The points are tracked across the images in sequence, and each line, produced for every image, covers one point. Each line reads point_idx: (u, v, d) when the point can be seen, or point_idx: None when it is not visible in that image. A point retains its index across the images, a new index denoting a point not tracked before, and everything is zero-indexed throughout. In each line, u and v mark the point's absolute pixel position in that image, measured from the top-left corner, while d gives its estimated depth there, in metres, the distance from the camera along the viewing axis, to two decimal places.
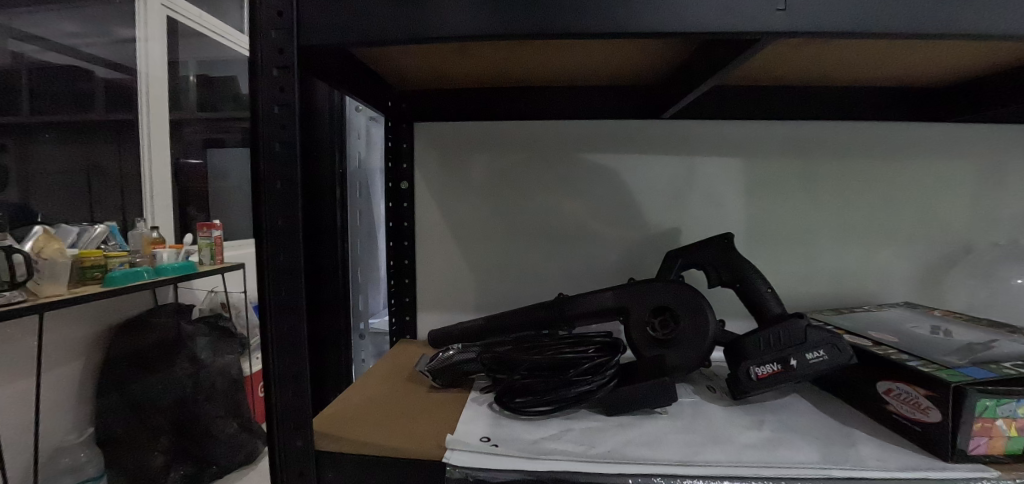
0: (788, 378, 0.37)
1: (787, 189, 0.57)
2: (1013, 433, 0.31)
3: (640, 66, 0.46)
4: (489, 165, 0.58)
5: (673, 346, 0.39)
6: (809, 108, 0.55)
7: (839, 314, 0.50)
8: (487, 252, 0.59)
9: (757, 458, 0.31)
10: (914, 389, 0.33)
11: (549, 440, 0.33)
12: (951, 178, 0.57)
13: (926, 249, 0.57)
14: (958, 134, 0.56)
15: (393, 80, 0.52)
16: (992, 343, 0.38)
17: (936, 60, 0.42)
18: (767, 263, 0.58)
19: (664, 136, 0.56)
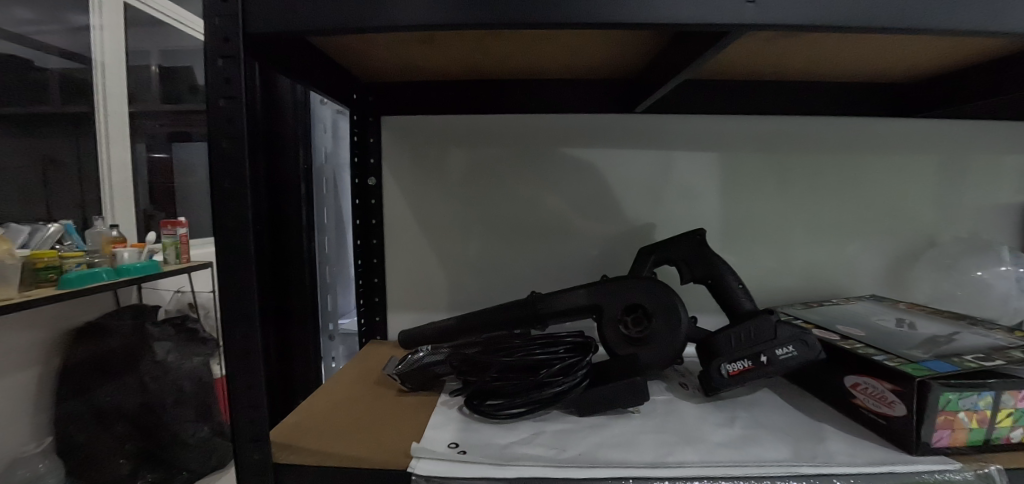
0: (759, 375, 0.37)
1: (759, 184, 0.57)
2: (974, 425, 0.32)
3: (613, 59, 0.46)
4: (464, 163, 0.56)
5: (646, 345, 0.39)
6: (774, 104, 0.56)
7: (808, 308, 0.51)
8: (463, 252, 0.57)
9: (727, 457, 0.31)
10: (880, 383, 0.34)
11: (519, 445, 0.33)
12: (915, 173, 0.58)
13: (891, 242, 0.59)
14: (922, 130, 0.58)
15: (358, 71, 0.50)
16: (953, 336, 0.39)
17: (901, 55, 0.43)
18: (740, 258, 0.58)
19: (639, 131, 0.56)
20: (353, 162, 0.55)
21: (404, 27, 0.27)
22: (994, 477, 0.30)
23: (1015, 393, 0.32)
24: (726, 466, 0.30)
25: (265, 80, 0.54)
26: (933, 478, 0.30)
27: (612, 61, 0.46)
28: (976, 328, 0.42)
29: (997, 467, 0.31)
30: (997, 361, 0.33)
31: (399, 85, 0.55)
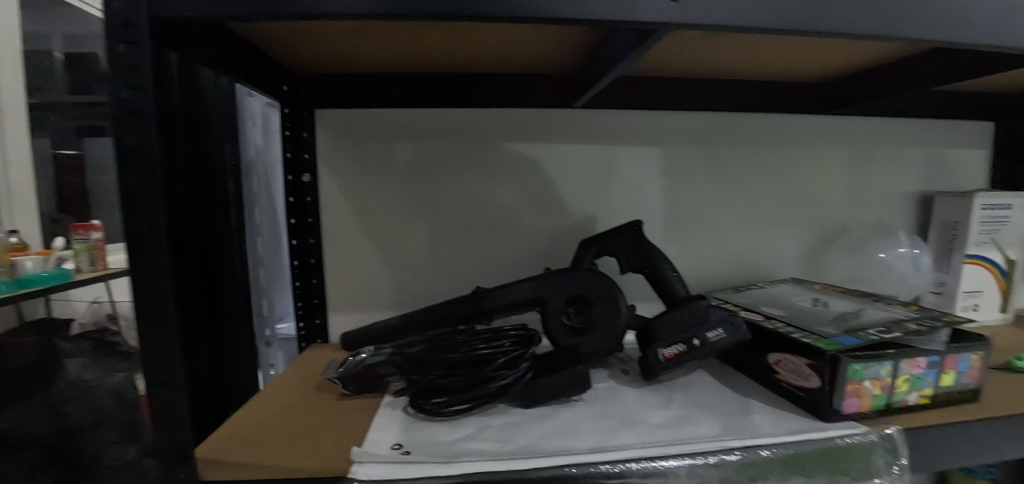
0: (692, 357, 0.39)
1: (693, 176, 0.60)
2: (878, 391, 0.35)
3: (553, 54, 0.46)
4: (408, 158, 0.55)
5: (587, 334, 0.40)
6: (706, 100, 0.59)
7: (737, 292, 0.55)
8: (410, 248, 0.56)
9: (664, 437, 0.32)
10: (798, 358, 0.38)
11: (465, 441, 0.33)
12: (829, 167, 0.64)
13: (809, 229, 0.64)
14: (834, 126, 0.63)
15: (289, 61, 0.47)
16: (859, 312, 0.44)
17: (814, 55, 0.47)
18: (677, 247, 0.61)
19: (582, 128, 0.57)
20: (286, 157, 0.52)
21: (327, 14, 0.26)
22: (895, 438, 0.34)
23: (910, 361, 0.36)
24: (664, 445, 0.31)
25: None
26: (842, 441, 0.33)
27: (552, 56, 0.47)
28: (878, 304, 0.47)
29: (897, 428, 0.34)
30: (894, 333, 0.37)
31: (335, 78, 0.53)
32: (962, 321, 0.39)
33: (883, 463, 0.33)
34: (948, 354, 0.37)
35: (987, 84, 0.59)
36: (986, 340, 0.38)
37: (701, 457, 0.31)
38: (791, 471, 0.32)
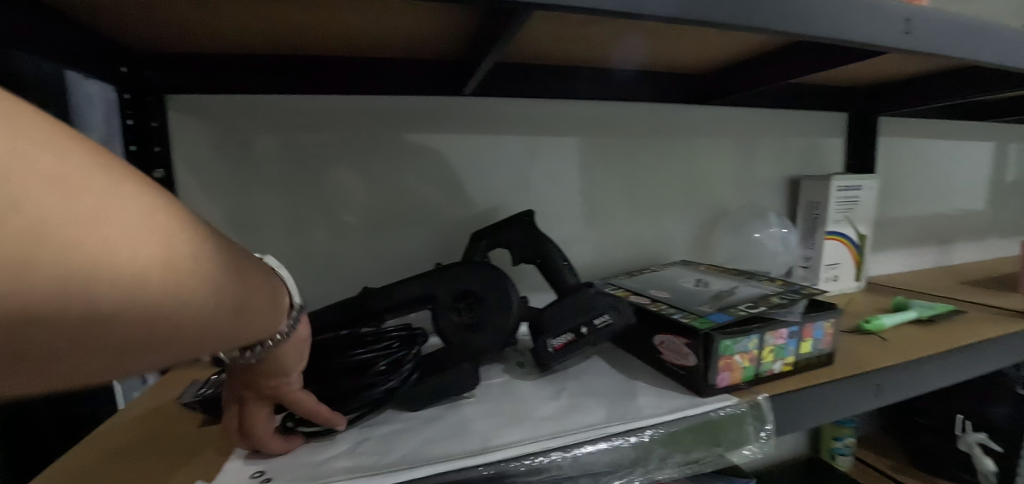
0: (581, 345, 0.39)
1: (587, 164, 0.61)
2: (746, 363, 0.38)
3: (433, 39, 0.44)
4: (289, 147, 0.50)
5: (479, 329, 0.39)
6: (596, 89, 0.59)
7: (630, 277, 0.56)
8: (285, 250, 0.51)
9: (548, 431, 0.32)
10: (678, 338, 0.39)
11: (338, 458, 0.31)
12: (715, 153, 0.68)
13: (695, 213, 0.68)
14: (713, 113, 0.67)
15: (119, 36, 0.40)
16: (733, 289, 0.46)
17: (689, 43, 0.48)
18: (574, 235, 0.62)
19: (477, 115, 0.55)
20: (129, 150, 0.45)
21: None
22: (764, 405, 0.36)
23: (776, 332, 0.39)
24: (551, 438, 0.31)
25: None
26: (718, 413, 0.35)
27: (432, 40, 0.44)
28: (751, 280, 0.50)
29: (766, 395, 0.37)
30: (762, 307, 0.40)
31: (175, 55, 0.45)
32: (817, 292, 0.43)
33: (752, 430, 0.36)
34: (806, 322, 0.40)
35: (834, 76, 0.66)
36: (836, 307, 0.43)
37: (585, 447, 0.31)
38: (671, 448, 0.33)
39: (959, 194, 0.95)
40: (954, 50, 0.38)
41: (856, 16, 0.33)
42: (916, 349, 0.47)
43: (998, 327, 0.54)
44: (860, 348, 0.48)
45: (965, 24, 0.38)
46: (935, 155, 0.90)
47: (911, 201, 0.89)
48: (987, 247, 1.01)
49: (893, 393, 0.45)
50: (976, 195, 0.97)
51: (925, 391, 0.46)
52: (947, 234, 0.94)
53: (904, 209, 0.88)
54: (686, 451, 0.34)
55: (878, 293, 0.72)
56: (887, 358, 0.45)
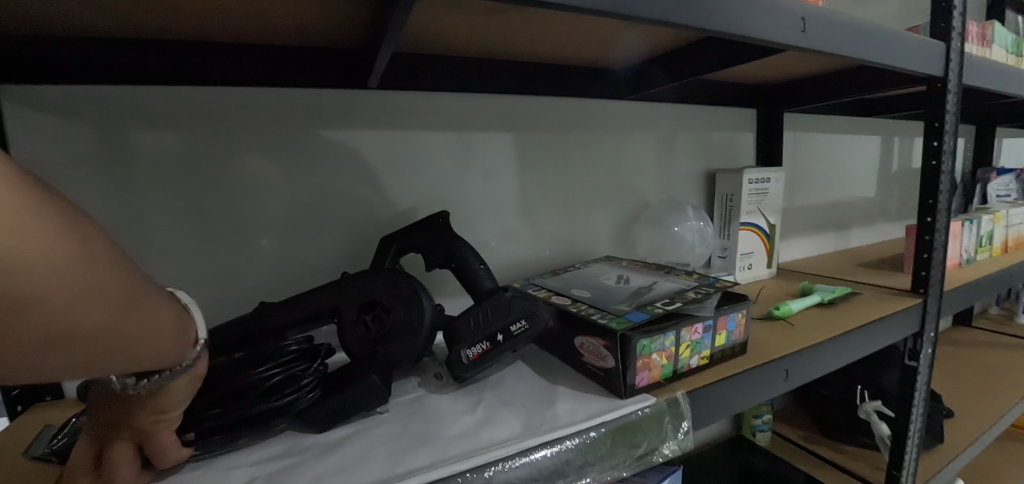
0: (497, 351, 0.47)
1: (548, 157, 0.79)
2: (663, 361, 0.46)
3: (473, 29, 0.52)
4: (305, 140, 0.62)
5: (511, 339, 0.47)
6: (558, 95, 0.77)
7: (556, 276, 0.64)
8: (329, 230, 0.65)
9: (527, 443, 0.38)
10: (596, 341, 0.46)
11: (335, 475, 0.36)
12: (638, 146, 0.87)
13: (625, 208, 0.87)
14: (644, 113, 0.87)
15: (194, 22, 0.48)
16: (648, 285, 0.56)
17: (645, 43, 0.63)
18: (541, 221, 0.79)
19: (440, 113, 0.69)
20: None
21: None
22: (679, 403, 0.45)
23: (689, 329, 0.48)
24: (539, 438, 0.39)
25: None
26: (638, 415, 0.43)
27: (463, 41, 0.57)
28: (669, 275, 0.60)
29: (681, 393, 0.46)
30: (677, 304, 0.48)
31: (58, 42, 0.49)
32: (728, 287, 0.53)
33: (671, 427, 0.44)
34: (719, 316, 0.50)
35: (740, 76, 0.88)
36: (746, 300, 0.53)
37: (564, 443, 0.39)
38: (590, 457, 0.40)
39: (854, 185, 1.33)
40: (847, 44, 0.56)
41: (761, 15, 0.48)
42: (815, 335, 0.61)
43: (878, 303, 0.74)
44: (774, 332, 0.63)
45: (855, 24, 0.56)
46: (831, 145, 1.24)
47: (815, 188, 1.22)
48: (876, 231, 1.43)
49: (801, 371, 0.57)
50: (857, 174, 1.34)
51: (828, 371, 0.60)
52: (842, 223, 1.31)
53: (812, 198, 1.21)
54: (604, 458, 0.41)
55: (786, 279, 0.95)
56: (797, 344, 0.57)
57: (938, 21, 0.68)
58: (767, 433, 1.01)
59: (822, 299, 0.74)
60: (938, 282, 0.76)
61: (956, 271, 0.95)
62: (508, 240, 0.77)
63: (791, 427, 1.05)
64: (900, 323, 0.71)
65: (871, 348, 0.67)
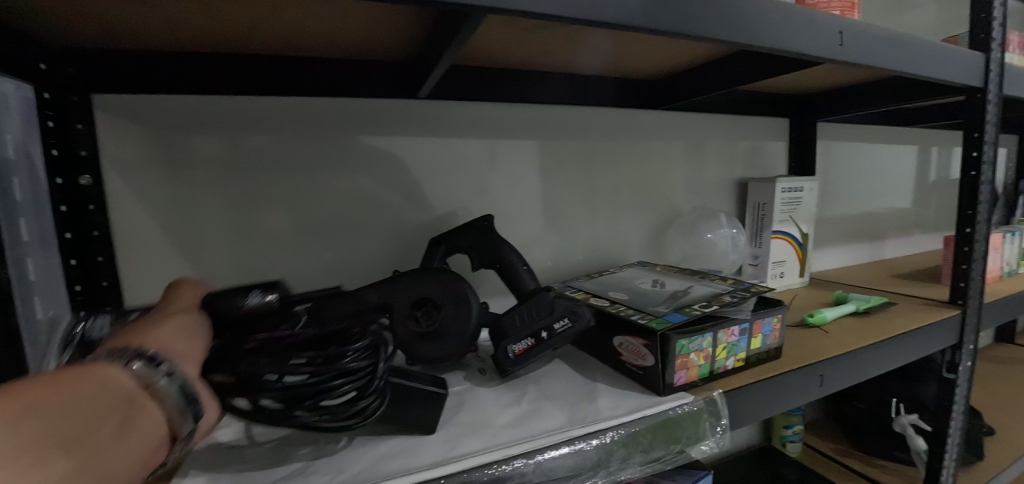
0: (541, 347, 0.49)
1: (581, 164, 0.81)
2: (700, 362, 0.48)
3: (513, 44, 0.55)
4: (357, 146, 0.67)
5: (553, 337, 0.49)
6: (592, 102, 0.80)
7: (593, 279, 0.66)
8: (376, 230, 0.69)
9: (571, 432, 0.41)
10: (635, 341, 0.49)
11: (394, 456, 0.39)
12: (670, 155, 0.89)
13: (655, 215, 0.89)
14: (674, 122, 0.89)
15: (264, 37, 0.52)
16: (684, 289, 0.58)
17: (677, 56, 0.66)
18: (575, 226, 0.82)
19: (481, 122, 0.73)
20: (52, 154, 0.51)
21: None
22: (717, 402, 0.47)
23: (726, 331, 0.49)
24: (583, 428, 0.41)
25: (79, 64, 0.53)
26: (677, 412, 0.45)
27: (505, 54, 0.60)
28: (703, 280, 0.62)
29: (718, 393, 0.47)
30: (714, 307, 0.50)
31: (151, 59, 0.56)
32: (764, 291, 0.54)
33: (709, 425, 0.46)
34: (755, 319, 0.52)
35: (772, 86, 0.89)
36: (782, 306, 0.54)
37: (608, 435, 0.41)
38: (631, 450, 0.42)
39: (889, 195, 1.31)
40: (885, 57, 0.57)
41: (801, 31, 0.50)
42: (850, 343, 0.61)
43: (916, 313, 0.73)
44: (808, 338, 0.63)
45: (892, 36, 0.57)
46: (865, 154, 1.23)
47: (849, 197, 1.21)
48: (913, 242, 1.40)
49: (836, 378, 0.58)
50: (892, 184, 1.32)
51: (863, 379, 0.61)
52: (877, 233, 1.29)
53: (845, 208, 1.20)
54: (645, 451, 0.42)
55: (818, 289, 0.95)
56: (831, 351, 0.58)
57: (978, 31, 0.68)
58: (798, 443, 1.00)
59: (858, 309, 0.74)
60: (978, 294, 0.75)
61: (996, 284, 0.93)
62: (542, 243, 0.80)
63: (823, 440, 1.03)
64: (938, 334, 0.71)
65: (907, 358, 0.67)
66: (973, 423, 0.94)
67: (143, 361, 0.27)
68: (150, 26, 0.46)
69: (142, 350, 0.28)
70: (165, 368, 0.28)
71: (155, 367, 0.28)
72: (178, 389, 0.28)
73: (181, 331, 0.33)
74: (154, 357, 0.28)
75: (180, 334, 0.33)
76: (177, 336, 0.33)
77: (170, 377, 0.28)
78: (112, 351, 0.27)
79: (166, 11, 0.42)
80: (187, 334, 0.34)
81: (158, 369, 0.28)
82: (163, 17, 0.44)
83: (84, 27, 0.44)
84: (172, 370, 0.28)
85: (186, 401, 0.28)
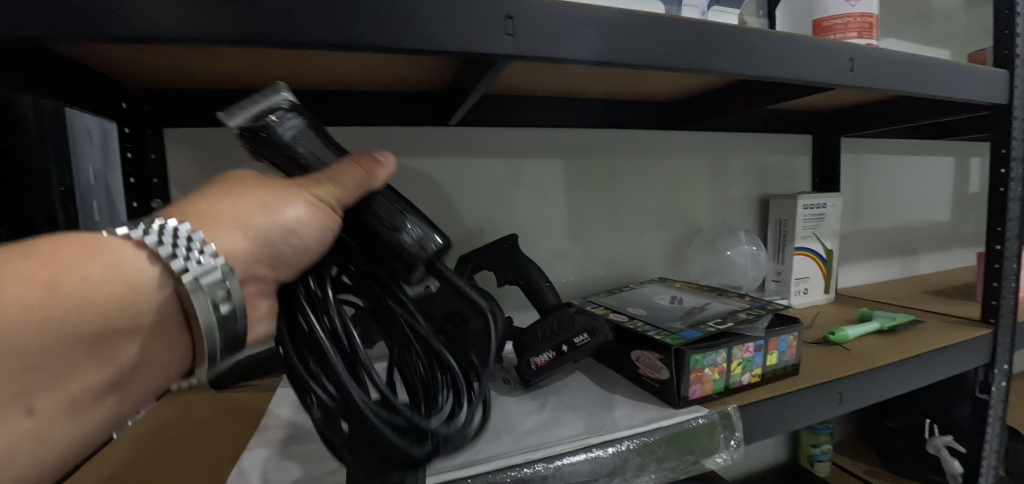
0: (561, 360, 0.53)
1: (603, 183, 0.84)
2: (715, 376, 0.50)
3: (534, 77, 0.60)
4: (391, 169, 0.72)
5: (573, 352, 0.52)
6: (613, 124, 0.83)
7: (612, 295, 0.69)
8: None
9: (589, 439, 0.44)
10: (652, 355, 0.51)
11: None
12: (690, 172, 0.91)
13: (676, 231, 0.91)
14: (694, 141, 0.91)
15: (312, 77, 0.59)
16: (701, 306, 0.60)
17: (694, 83, 0.69)
18: (596, 242, 0.85)
19: (506, 145, 0.77)
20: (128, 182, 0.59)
21: (341, 47, 0.34)
22: (731, 416, 0.48)
23: (741, 347, 0.51)
24: (600, 437, 0.44)
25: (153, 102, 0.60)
26: (691, 425, 0.47)
27: (528, 84, 0.65)
28: (721, 297, 0.63)
29: (733, 407, 0.49)
30: (729, 324, 0.52)
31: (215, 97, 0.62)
32: (780, 310, 0.56)
33: (722, 438, 0.48)
34: (770, 337, 0.53)
35: (793, 105, 0.90)
36: (798, 323, 0.55)
37: (623, 443, 0.44)
38: (646, 459, 0.44)
39: (923, 209, 1.28)
40: (900, 81, 0.58)
41: (814, 60, 0.52)
42: (871, 361, 0.62)
43: (944, 332, 0.73)
44: (828, 355, 0.64)
45: (907, 59, 0.59)
46: (897, 167, 1.20)
47: (879, 212, 1.18)
48: (950, 256, 1.35)
49: (856, 396, 0.58)
50: (927, 197, 1.28)
51: (884, 398, 0.61)
52: (911, 248, 1.25)
53: (876, 222, 1.18)
54: (660, 461, 0.45)
55: (844, 305, 0.94)
56: (851, 369, 0.59)
57: (1002, 50, 0.68)
58: (826, 463, 0.98)
59: (883, 327, 0.74)
60: (1010, 313, 0.74)
61: None
62: (564, 260, 0.83)
63: (853, 460, 1.01)
64: (967, 353, 0.70)
65: (934, 377, 0.66)
66: (1014, 446, 0.91)
67: (182, 265, 0.27)
68: (219, 72, 0.53)
69: (190, 249, 0.28)
70: (204, 281, 0.27)
71: (192, 275, 0.27)
72: (215, 297, 0.28)
73: (290, 219, 0.32)
74: (204, 256, 0.28)
75: (278, 229, 0.32)
76: (276, 229, 0.32)
77: (203, 289, 0.28)
78: (165, 236, 0.28)
79: (234, 61, 0.48)
80: (295, 226, 0.32)
81: (192, 281, 0.27)
82: (231, 66, 0.50)
83: (163, 73, 0.51)
84: (212, 282, 0.28)
85: (221, 311, 0.29)
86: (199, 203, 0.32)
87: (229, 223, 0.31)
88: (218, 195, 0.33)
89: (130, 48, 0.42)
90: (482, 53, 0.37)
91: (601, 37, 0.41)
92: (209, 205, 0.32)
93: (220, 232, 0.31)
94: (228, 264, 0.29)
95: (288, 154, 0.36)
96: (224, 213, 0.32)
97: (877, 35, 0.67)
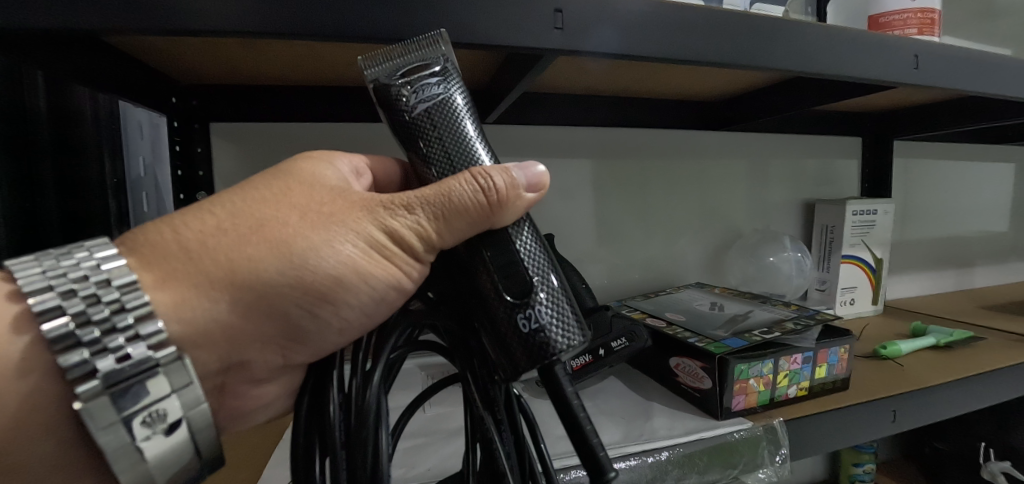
0: (598, 364, 0.52)
1: (637, 184, 0.82)
2: (760, 389, 0.48)
3: (575, 75, 0.58)
4: None
5: (611, 356, 0.52)
6: (650, 123, 0.80)
7: (647, 299, 0.67)
8: None
9: (637, 448, 0.42)
10: (694, 364, 0.50)
11: (453, 460, 0.43)
12: (729, 174, 0.88)
13: (711, 236, 0.88)
14: (733, 141, 0.88)
15: (354, 74, 0.59)
16: (744, 314, 0.58)
17: (739, 82, 0.66)
18: (628, 244, 0.83)
19: (541, 143, 0.76)
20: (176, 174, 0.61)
21: (375, 36, 0.33)
22: (777, 430, 0.46)
23: (789, 359, 0.49)
24: (639, 446, 0.42)
25: (195, 97, 0.62)
26: (735, 437, 0.45)
27: (568, 81, 0.63)
28: (764, 305, 0.61)
29: (779, 421, 0.47)
30: (776, 335, 0.50)
31: (255, 93, 0.64)
32: (829, 320, 0.53)
33: (768, 453, 0.46)
34: (820, 349, 0.51)
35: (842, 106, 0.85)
36: (851, 335, 0.52)
37: (663, 453, 0.42)
38: (687, 470, 0.42)
39: (981, 218, 1.20)
40: (966, 79, 0.54)
41: (871, 56, 0.49)
42: (927, 378, 0.58)
43: (1007, 351, 0.67)
44: (879, 371, 0.60)
45: (977, 55, 0.55)
46: (953, 172, 1.14)
47: (932, 220, 1.12)
48: (1010, 269, 1.27)
49: (910, 415, 0.55)
50: (985, 206, 1.20)
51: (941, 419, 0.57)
52: (967, 259, 1.18)
53: (929, 231, 1.12)
54: (701, 473, 0.43)
55: (893, 318, 0.89)
56: (907, 386, 0.55)
57: None
58: None
59: (937, 342, 0.69)
60: None
61: None
62: (593, 261, 0.81)
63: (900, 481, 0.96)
64: None
65: (995, 399, 0.62)
66: None
67: (93, 365, 0.23)
68: (260, 68, 0.54)
69: (111, 340, 0.23)
70: (123, 399, 0.23)
71: (105, 387, 0.23)
72: (141, 419, 0.23)
73: (329, 267, 0.29)
74: (126, 351, 0.24)
75: (290, 280, 0.28)
76: (304, 278, 0.28)
77: (121, 412, 0.23)
78: (75, 309, 0.24)
79: (281, 57, 0.49)
80: (335, 279, 0.29)
81: (105, 401, 0.23)
82: (278, 61, 0.51)
83: (206, 66, 0.52)
84: (141, 402, 0.23)
85: (145, 440, 0.24)
86: (203, 227, 0.28)
87: (227, 273, 0.27)
88: (238, 213, 0.28)
89: (183, 44, 0.43)
90: (525, 47, 0.36)
91: (651, 35, 0.40)
92: (214, 234, 0.28)
93: (204, 290, 0.27)
94: (174, 360, 0.25)
95: (408, 135, 0.30)
96: (227, 253, 0.27)
97: (938, 31, 0.63)
